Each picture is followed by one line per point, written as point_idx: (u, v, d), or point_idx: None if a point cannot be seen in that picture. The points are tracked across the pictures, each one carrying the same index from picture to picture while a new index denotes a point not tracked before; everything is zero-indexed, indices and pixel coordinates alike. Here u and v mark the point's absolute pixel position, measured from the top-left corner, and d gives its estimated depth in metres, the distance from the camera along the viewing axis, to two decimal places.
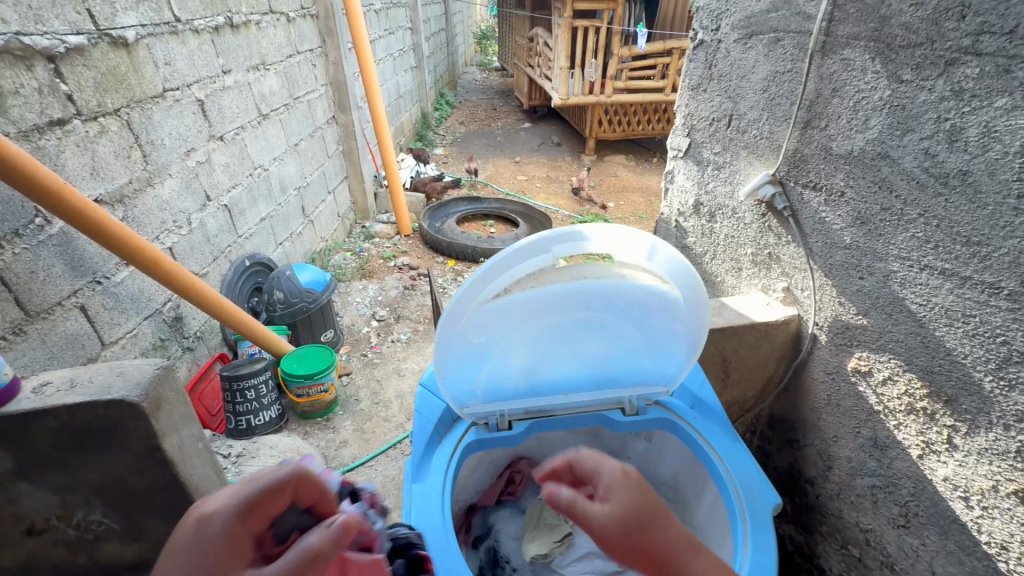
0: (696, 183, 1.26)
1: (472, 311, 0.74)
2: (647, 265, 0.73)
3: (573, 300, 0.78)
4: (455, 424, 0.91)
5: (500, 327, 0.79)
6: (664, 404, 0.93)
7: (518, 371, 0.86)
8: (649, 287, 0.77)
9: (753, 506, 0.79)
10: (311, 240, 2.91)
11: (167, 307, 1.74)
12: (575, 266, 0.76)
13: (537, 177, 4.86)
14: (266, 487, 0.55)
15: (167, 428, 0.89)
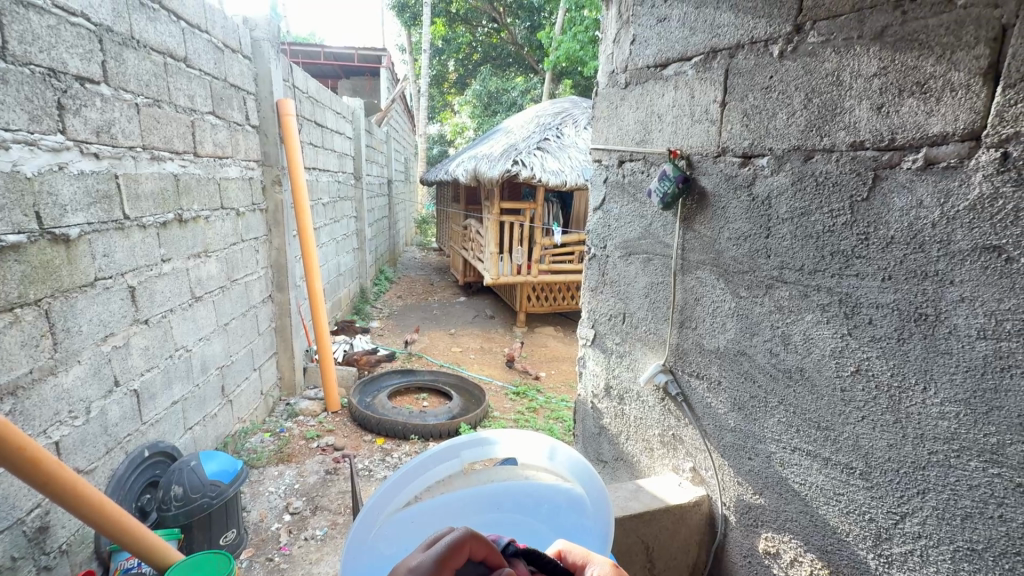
0: (605, 369, 1.40)
1: (383, 521, 0.74)
2: (549, 464, 0.84)
3: (486, 504, 0.81)
4: None
5: (412, 538, 0.77)
6: None
7: None
8: (553, 485, 0.83)
9: None
10: (226, 421, 2.71)
11: (31, 515, 1.49)
12: (483, 471, 0.82)
13: (471, 348, 5.01)
14: (447, 551, 0.59)
15: None
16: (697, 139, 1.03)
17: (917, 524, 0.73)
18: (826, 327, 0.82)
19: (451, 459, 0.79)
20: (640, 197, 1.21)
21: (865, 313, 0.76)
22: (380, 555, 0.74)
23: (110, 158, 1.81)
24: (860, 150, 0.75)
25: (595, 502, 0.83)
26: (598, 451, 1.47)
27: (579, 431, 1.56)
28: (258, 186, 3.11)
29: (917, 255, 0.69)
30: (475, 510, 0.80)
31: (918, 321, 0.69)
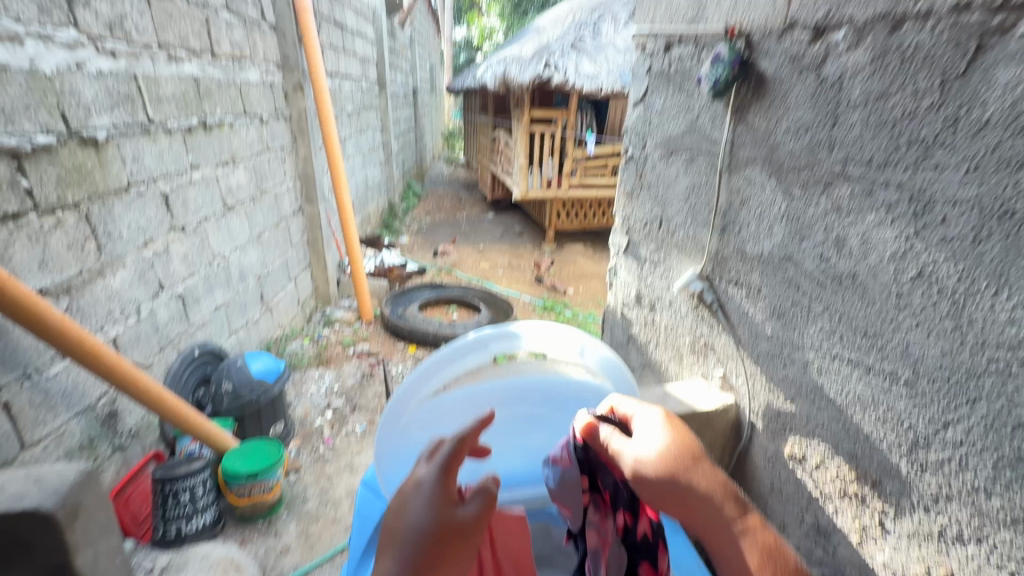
0: (637, 278, 1.36)
1: (414, 407, 0.77)
2: (579, 360, 0.84)
3: (514, 396, 0.82)
4: None
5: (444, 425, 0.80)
6: None
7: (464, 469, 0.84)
8: (582, 381, 0.84)
9: None
10: (267, 327, 2.86)
11: (101, 403, 1.64)
12: (511, 364, 0.83)
13: (500, 264, 5.03)
14: (450, 455, 0.65)
15: (81, 541, 0.82)
16: (761, 13, 0.90)
17: (959, 433, 0.69)
18: (889, 228, 0.74)
19: (481, 350, 0.81)
20: (688, 88, 1.10)
21: (937, 211, 0.68)
22: (410, 438, 0.78)
23: (127, 56, 1.75)
24: (964, 14, 0.62)
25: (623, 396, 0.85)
26: (626, 359, 1.48)
27: (607, 340, 1.57)
28: (280, 92, 3.00)
29: (1016, 140, 0.59)
30: (505, 400, 0.82)
31: (1002, 218, 0.61)
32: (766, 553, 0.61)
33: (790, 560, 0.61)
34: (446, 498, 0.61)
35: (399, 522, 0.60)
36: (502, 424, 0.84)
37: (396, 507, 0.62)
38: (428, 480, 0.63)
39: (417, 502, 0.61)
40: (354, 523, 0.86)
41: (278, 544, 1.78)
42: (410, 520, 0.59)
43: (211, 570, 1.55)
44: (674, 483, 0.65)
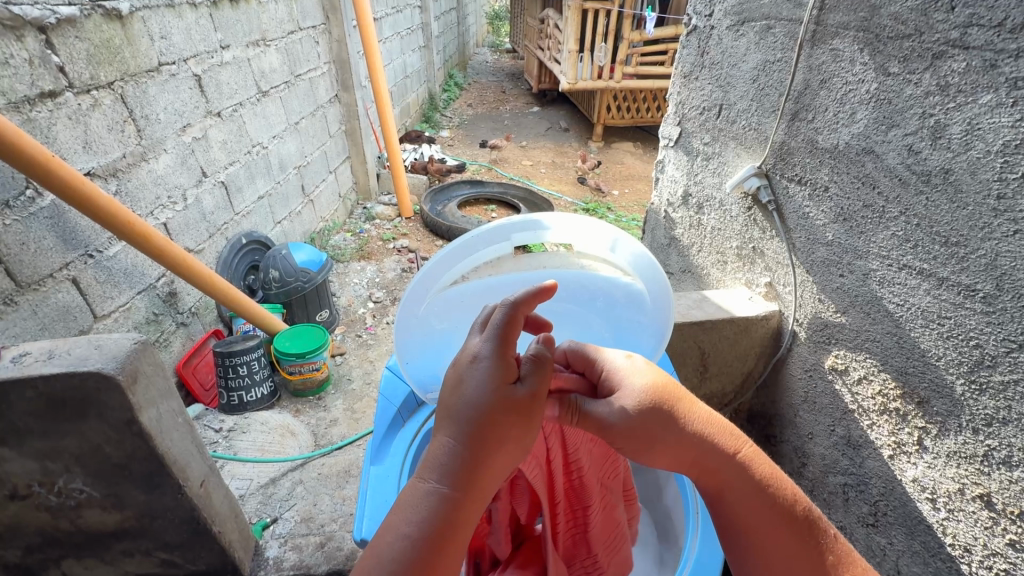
0: (686, 174, 1.25)
1: (433, 295, 0.76)
2: (609, 257, 0.78)
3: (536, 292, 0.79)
4: (421, 408, 0.90)
5: (462, 315, 0.78)
6: None
7: None
8: (610, 278, 0.78)
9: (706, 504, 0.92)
10: (310, 219, 2.91)
11: (160, 283, 1.75)
12: (532, 255, 0.79)
13: (543, 162, 4.80)
14: (502, 327, 0.63)
15: (144, 401, 0.91)
16: None
17: None
18: (1006, 113, 0.60)
19: (500, 241, 0.76)
20: None
21: None
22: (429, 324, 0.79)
23: None
24: None
25: (655, 301, 0.78)
26: (665, 263, 1.41)
27: (648, 242, 1.49)
28: None
29: None
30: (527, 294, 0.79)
31: None
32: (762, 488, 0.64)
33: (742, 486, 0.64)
34: (504, 377, 0.61)
35: (456, 394, 0.61)
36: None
37: (452, 378, 0.62)
38: (485, 359, 0.62)
39: (474, 379, 0.61)
40: (380, 402, 0.90)
41: (327, 416, 1.96)
42: (468, 395, 0.60)
43: (269, 433, 1.80)
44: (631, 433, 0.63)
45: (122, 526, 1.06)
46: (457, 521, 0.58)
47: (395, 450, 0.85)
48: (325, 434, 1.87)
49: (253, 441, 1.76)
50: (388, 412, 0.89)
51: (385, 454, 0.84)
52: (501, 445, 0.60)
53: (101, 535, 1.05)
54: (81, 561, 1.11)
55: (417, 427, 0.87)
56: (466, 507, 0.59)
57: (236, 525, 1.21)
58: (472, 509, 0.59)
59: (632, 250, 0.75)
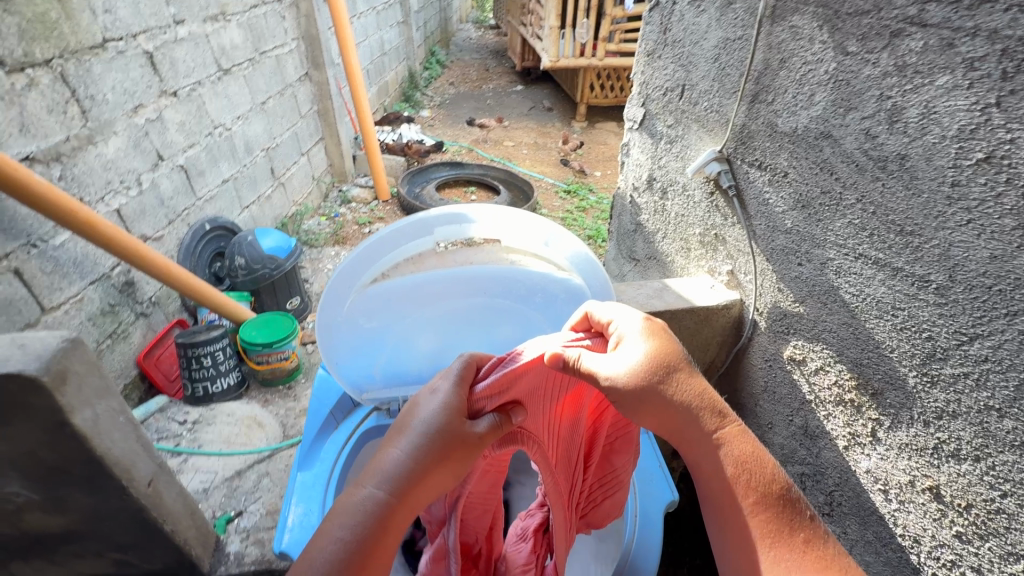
0: (651, 158, 1.21)
1: (357, 295, 0.73)
2: (544, 251, 0.76)
3: (471, 289, 0.76)
4: (355, 410, 0.89)
5: (391, 317, 0.75)
6: None
7: (420, 358, 0.80)
8: (545, 273, 0.75)
9: (647, 505, 0.90)
10: (282, 203, 2.83)
11: (116, 272, 1.69)
12: (459, 252, 0.75)
13: (525, 142, 4.71)
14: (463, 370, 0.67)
15: (76, 403, 0.86)
16: None
17: (986, 348, 0.60)
18: (962, 96, 0.57)
19: (424, 236, 0.74)
20: None
21: None
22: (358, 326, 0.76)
23: None
24: None
25: (595, 294, 0.79)
26: (632, 249, 1.37)
27: (615, 227, 1.46)
28: None
29: None
30: (461, 291, 0.76)
31: None
32: (742, 464, 0.62)
33: (769, 470, 0.63)
34: (458, 409, 0.64)
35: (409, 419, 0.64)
36: (463, 316, 0.78)
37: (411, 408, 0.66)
38: (443, 391, 0.66)
39: (429, 405, 0.64)
40: (312, 405, 0.91)
41: (297, 406, 1.93)
42: (421, 418, 0.62)
43: (236, 425, 1.76)
44: (649, 394, 0.61)
45: (68, 529, 1.02)
46: (388, 528, 0.56)
47: (325, 456, 0.85)
48: (294, 425, 1.84)
49: (218, 433, 1.72)
50: (320, 414, 0.89)
51: (314, 460, 0.83)
52: (443, 466, 0.60)
53: (44, 536, 1.02)
54: (28, 563, 1.08)
55: (348, 428, 0.87)
56: (399, 516, 0.57)
57: (191, 522, 1.18)
58: (402, 521, 0.58)
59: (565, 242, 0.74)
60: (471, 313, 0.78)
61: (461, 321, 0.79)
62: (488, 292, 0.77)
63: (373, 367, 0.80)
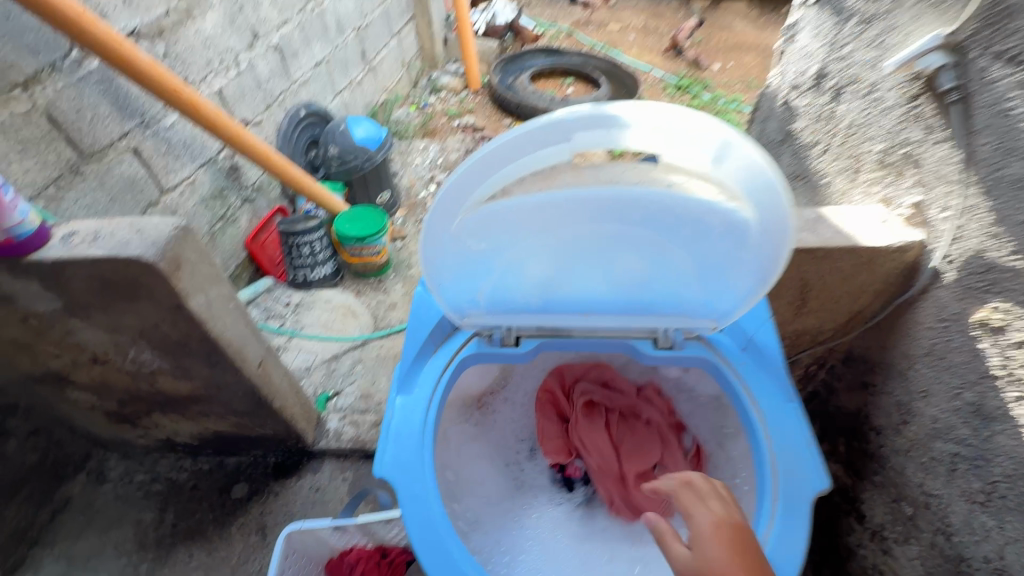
0: (829, 45, 0.94)
1: (468, 210, 0.67)
2: (713, 170, 0.64)
3: (606, 212, 0.68)
4: (455, 334, 0.85)
5: (505, 234, 0.70)
6: (707, 341, 0.84)
7: (533, 283, 0.77)
8: (707, 202, 0.65)
9: (790, 487, 0.72)
10: (372, 89, 2.72)
11: (222, 156, 1.73)
12: (598, 167, 0.67)
13: (634, 25, 4.09)
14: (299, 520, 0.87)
15: (191, 288, 0.90)
16: None
17: None
18: None
19: (561, 142, 0.62)
20: None
21: None
22: (468, 245, 0.71)
23: None
24: None
25: (763, 237, 0.66)
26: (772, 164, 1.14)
27: (754, 135, 1.22)
28: None
29: None
30: (595, 213, 0.68)
31: None
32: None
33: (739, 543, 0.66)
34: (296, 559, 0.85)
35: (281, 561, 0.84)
36: (586, 241, 0.71)
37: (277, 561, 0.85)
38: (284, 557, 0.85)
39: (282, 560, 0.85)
40: (409, 321, 0.84)
41: (387, 299, 1.98)
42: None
43: (332, 312, 1.86)
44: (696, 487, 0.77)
45: (195, 394, 1.14)
46: None
47: (422, 379, 0.82)
48: (384, 317, 1.90)
49: (317, 318, 1.83)
50: (419, 334, 0.83)
51: (412, 385, 0.80)
52: None
53: (177, 397, 1.15)
54: (166, 415, 1.23)
55: (446, 354, 0.83)
56: None
57: (297, 400, 1.28)
58: None
59: (744, 163, 0.61)
60: (597, 240, 0.71)
61: (585, 247, 0.72)
62: (629, 217, 0.68)
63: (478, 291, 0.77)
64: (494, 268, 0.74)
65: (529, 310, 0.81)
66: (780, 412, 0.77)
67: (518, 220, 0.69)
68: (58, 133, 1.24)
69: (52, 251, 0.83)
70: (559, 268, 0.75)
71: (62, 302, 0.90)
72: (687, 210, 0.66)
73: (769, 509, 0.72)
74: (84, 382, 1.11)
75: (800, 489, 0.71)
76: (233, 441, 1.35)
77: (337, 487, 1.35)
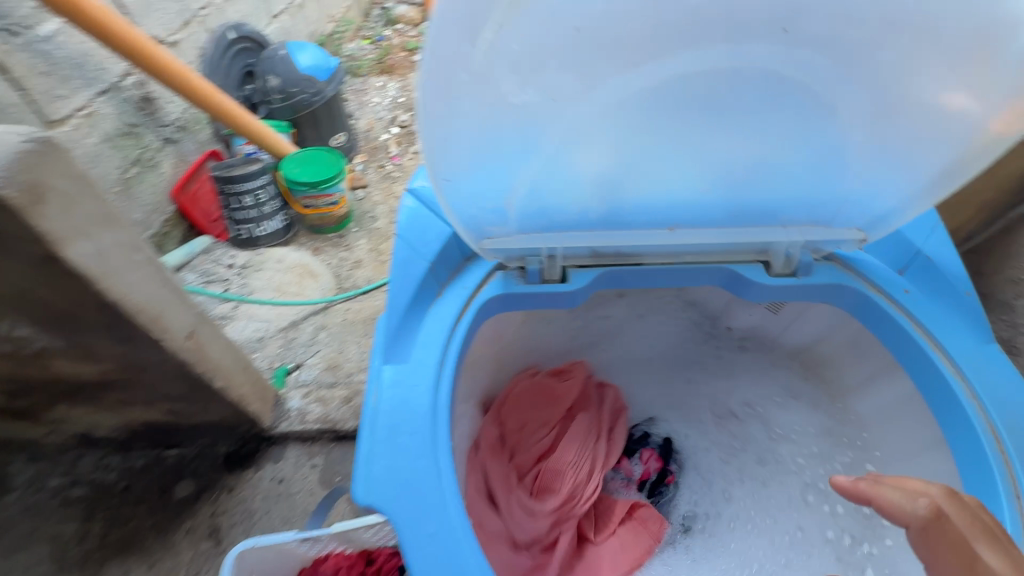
0: None
1: (507, 71, 0.54)
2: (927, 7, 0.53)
3: (752, 79, 0.59)
4: (462, 271, 0.79)
5: (569, 99, 0.58)
6: (845, 263, 0.81)
7: (602, 175, 0.67)
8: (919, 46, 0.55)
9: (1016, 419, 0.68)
10: (317, 17, 2.33)
11: (128, 83, 1.40)
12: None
13: None
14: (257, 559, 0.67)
15: (65, 229, 0.63)
16: None
17: None
18: None
19: None
20: None
21: None
22: (510, 126, 0.59)
23: None
24: None
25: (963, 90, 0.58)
26: None
27: None
28: None
29: None
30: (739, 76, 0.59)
31: None
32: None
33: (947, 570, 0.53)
34: None
35: None
36: (699, 113, 0.62)
37: None
38: None
39: None
40: (399, 249, 0.76)
41: (350, 257, 1.71)
42: None
43: (286, 273, 1.58)
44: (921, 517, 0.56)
45: (104, 377, 0.88)
46: None
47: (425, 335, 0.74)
48: (349, 277, 1.63)
49: (268, 281, 1.55)
50: (417, 269, 0.75)
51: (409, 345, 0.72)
52: None
53: (81, 383, 0.89)
54: (74, 406, 0.97)
55: (451, 296, 0.76)
56: None
57: (246, 377, 1.04)
58: None
59: None
60: (709, 99, 0.61)
61: (687, 110, 0.62)
62: (769, 62, 0.57)
63: (509, 191, 0.66)
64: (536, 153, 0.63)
65: (585, 218, 0.72)
66: (979, 355, 0.73)
67: (591, 46, 0.54)
68: None
69: None
70: (630, 151, 0.65)
71: None
72: (867, 27, 0.54)
73: (1003, 479, 0.66)
74: None
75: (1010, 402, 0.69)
76: (169, 431, 1.09)
77: (305, 477, 1.13)
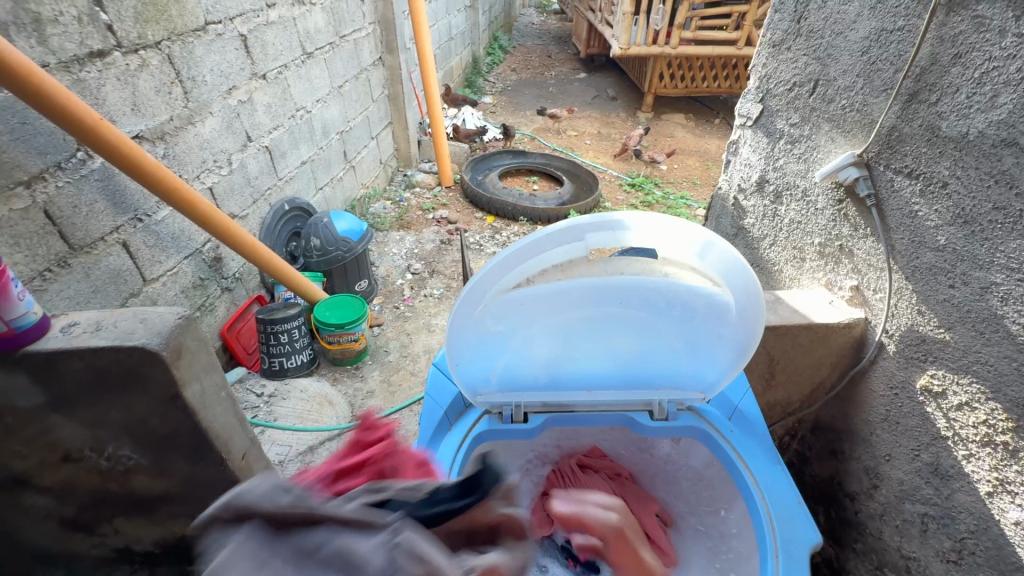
0: (765, 158, 1.13)
1: (485, 304, 0.77)
2: (697, 263, 0.76)
3: (607, 296, 0.80)
4: (467, 411, 0.94)
5: (517, 319, 0.81)
6: (697, 412, 0.96)
7: (540, 362, 0.88)
8: (698, 288, 0.78)
9: (788, 543, 0.80)
10: (351, 185, 2.86)
11: (207, 248, 1.76)
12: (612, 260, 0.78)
13: (588, 133, 4.55)
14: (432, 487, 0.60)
15: (188, 377, 0.90)
16: None
17: None
18: None
19: (574, 242, 0.73)
20: None
21: None
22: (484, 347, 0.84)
23: None
24: None
25: (743, 308, 0.77)
26: None
27: (710, 230, 1.39)
28: None
29: None
30: (592, 299, 0.80)
31: None
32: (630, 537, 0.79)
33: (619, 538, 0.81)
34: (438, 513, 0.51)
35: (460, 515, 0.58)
36: (581, 325, 0.83)
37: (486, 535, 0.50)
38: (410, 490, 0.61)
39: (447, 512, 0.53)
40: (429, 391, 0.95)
41: (364, 387, 1.96)
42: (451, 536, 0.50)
43: (308, 401, 1.82)
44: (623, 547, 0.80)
45: (168, 492, 1.08)
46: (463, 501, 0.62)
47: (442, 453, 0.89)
48: (362, 406, 1.87)
49: (292, 408, 1.78)
50: (435, 413, 0.93)
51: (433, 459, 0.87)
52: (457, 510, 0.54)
53: (148, 497, 1.09)
54: (130, 520, 1.15)
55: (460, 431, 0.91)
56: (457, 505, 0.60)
57: None
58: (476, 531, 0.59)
59: (723, 258, 0.74)
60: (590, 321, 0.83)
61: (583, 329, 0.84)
62: (623, 302, 0.81)
63: (492, 370, 0.87)
64: (505, 348, 0.85)
65: (538, 388, 0.92)
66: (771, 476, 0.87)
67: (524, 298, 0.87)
68: (52, 228, 1.26)
69: (50, 342, 0.83)
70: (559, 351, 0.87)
71: (47, 396, 0.88)
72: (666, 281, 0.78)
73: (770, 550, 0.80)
74: (46, 485, 1.04)
75: (796, 544, 0.80)
76: None
77: None
